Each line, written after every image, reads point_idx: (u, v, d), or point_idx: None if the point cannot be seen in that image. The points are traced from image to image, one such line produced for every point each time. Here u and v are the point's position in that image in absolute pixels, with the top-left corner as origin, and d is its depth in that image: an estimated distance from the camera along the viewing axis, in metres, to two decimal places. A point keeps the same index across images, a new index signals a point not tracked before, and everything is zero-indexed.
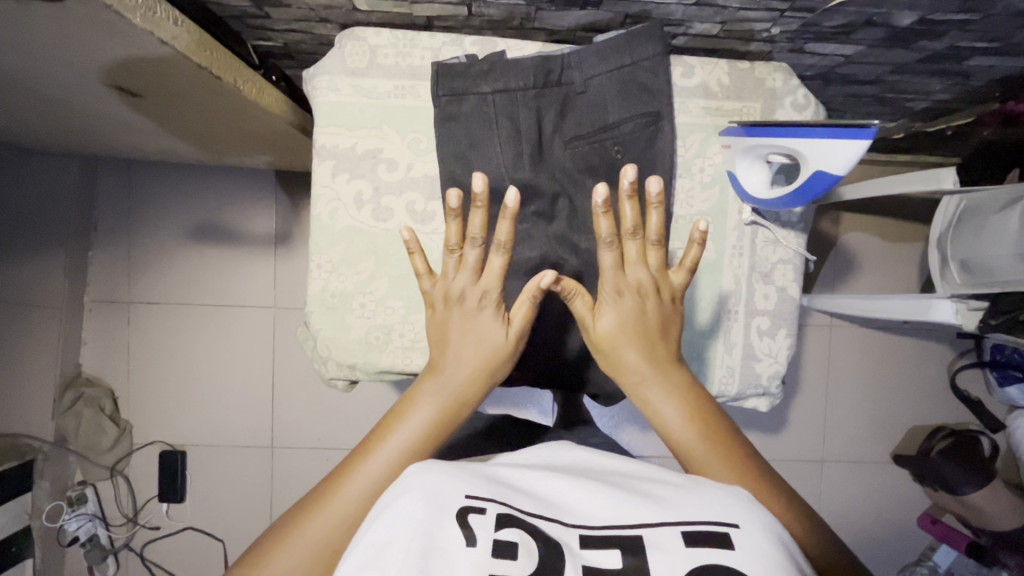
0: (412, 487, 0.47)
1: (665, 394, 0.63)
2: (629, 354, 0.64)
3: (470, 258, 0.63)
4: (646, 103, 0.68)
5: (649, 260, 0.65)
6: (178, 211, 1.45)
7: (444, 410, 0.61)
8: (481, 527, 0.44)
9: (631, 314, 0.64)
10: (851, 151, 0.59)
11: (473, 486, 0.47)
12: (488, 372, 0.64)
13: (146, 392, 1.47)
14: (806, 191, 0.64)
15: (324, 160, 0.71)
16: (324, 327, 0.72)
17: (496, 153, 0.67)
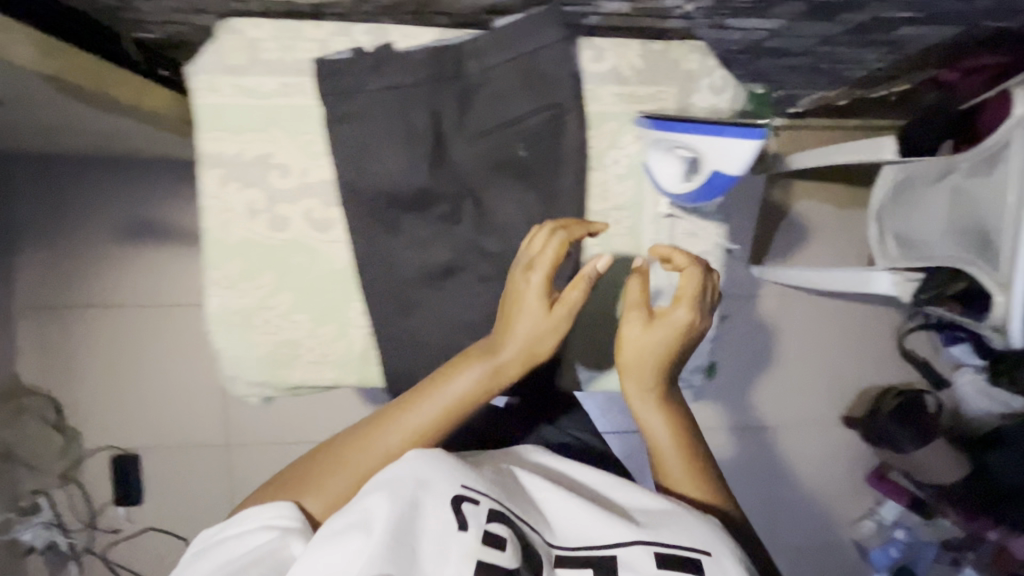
0: (416, 467, 0.46)
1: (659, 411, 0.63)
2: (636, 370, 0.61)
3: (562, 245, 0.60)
4: (550, 94, 0.63)
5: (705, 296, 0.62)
6: (103, 209, 1.37)
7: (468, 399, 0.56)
8: (473, 516, 0.44)
9: (668, 339, 0.60)
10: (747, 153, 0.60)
11: (471, 478, 0.47)
12: (538, 350, 0.59)
13: (89, 398, 1.42)
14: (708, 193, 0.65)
15: (210, 168, 0.66)
16: (227, 345, 0.69)
17: (389, 157, 0.63)
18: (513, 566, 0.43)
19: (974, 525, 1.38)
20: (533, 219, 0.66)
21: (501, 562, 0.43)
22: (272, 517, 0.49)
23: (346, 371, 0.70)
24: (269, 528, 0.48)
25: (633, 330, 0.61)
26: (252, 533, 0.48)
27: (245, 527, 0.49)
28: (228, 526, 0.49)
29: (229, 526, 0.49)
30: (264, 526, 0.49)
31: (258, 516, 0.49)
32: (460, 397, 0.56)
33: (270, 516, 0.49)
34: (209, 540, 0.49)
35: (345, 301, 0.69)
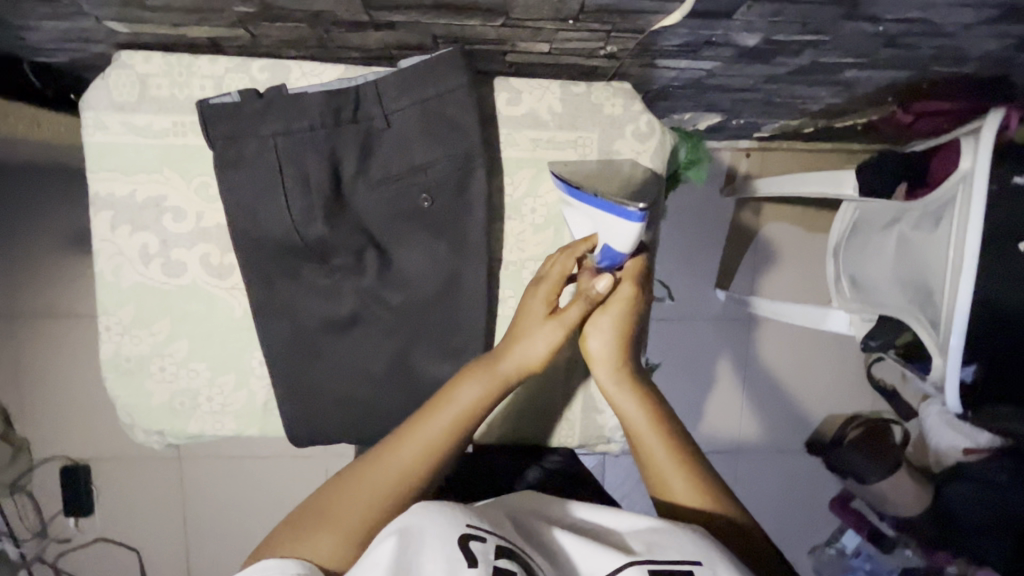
0: (421, 507, 0.45)
1: (632, 397, 0.61)
2: (604, 360, 0.63)
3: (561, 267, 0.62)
4: (455, 142, 0.59)
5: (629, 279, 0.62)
6: (49, 218, 1.34)
7: (474, 409, 0.56)
8: (481, 553, 0.42)
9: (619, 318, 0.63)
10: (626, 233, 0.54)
11: (472, 517, 0.46)
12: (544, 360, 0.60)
13: (40, 408, 1.40)
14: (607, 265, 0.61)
15: (100, 210, 0.62)
16: (122, 393, 0.66)
17: (281, 206, 0.59)
18: None
19: (934, 557, 1.34)
20: (441, 272, 0.63)
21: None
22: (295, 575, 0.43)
23: (247, 422, 0.67)
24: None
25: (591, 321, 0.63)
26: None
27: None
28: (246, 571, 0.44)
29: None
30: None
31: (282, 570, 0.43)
32: (467, 406, 0.56)
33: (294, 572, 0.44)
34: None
35: (245, 350, 0.65)
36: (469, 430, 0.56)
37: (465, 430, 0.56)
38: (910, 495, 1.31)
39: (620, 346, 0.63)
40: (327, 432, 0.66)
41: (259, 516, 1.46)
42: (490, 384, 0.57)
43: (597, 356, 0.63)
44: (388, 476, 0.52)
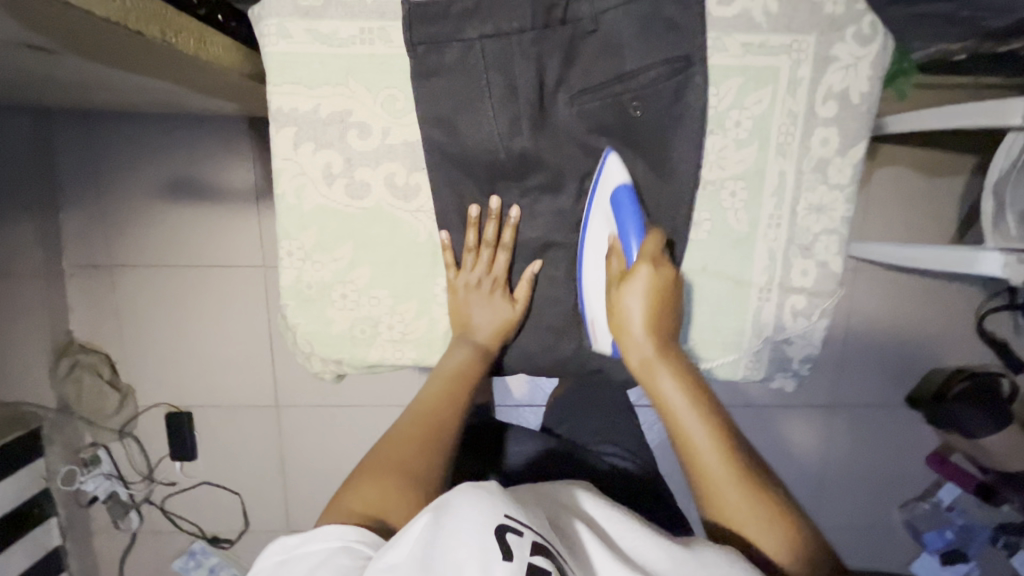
0: (460, 498, 0.43)
1: (670, 377, 0.56)
2: (640, 343, 0.57)
3: (498, 260, 0.62)
4: (671, 45, 0.54)
5: (651, 251, 0.56)
6: (147, 166, 1.34)
7: (465, 371, 0.61)
8: (518, 547, 0.39)
9: (649, 292, 0.56)
10: (616, 167, 0.57)
11: (512, 505, 0.43)
12: (503, 335, 0.63)
13: (142, 355, 1.43)
14: (629, 242, 0.57)
15: (283, 127, 0.59)
16: (303, 320, 0.64)
17: (487, 118, 0.56)
18: None
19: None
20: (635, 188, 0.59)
21: None
22: (354, 538, 0.44)
23: (427, 351, 0.65)
24: (358, 551, 0.42)
25: (621, 297, 0.57)
26: (334, 552, 0.42)
27: (327, 544, 0.43)
28: (307, 543, 0.44)
29: (303, 543, 0.44)
30: (351, 548, 0.43)
31: (340, 535, 0.44)
32: (458, 365, 0.61)
33: (353, 537, 0.44)
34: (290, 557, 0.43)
35: (429, 276, 0.63)
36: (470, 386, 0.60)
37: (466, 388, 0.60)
38: (1020, 446, 1.24)
39: (654, 325, 0.57)
40: (516, 353, 0.66)
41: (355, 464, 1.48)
42: (476, 354, 0.62)
43: (635, 338, 0.57)
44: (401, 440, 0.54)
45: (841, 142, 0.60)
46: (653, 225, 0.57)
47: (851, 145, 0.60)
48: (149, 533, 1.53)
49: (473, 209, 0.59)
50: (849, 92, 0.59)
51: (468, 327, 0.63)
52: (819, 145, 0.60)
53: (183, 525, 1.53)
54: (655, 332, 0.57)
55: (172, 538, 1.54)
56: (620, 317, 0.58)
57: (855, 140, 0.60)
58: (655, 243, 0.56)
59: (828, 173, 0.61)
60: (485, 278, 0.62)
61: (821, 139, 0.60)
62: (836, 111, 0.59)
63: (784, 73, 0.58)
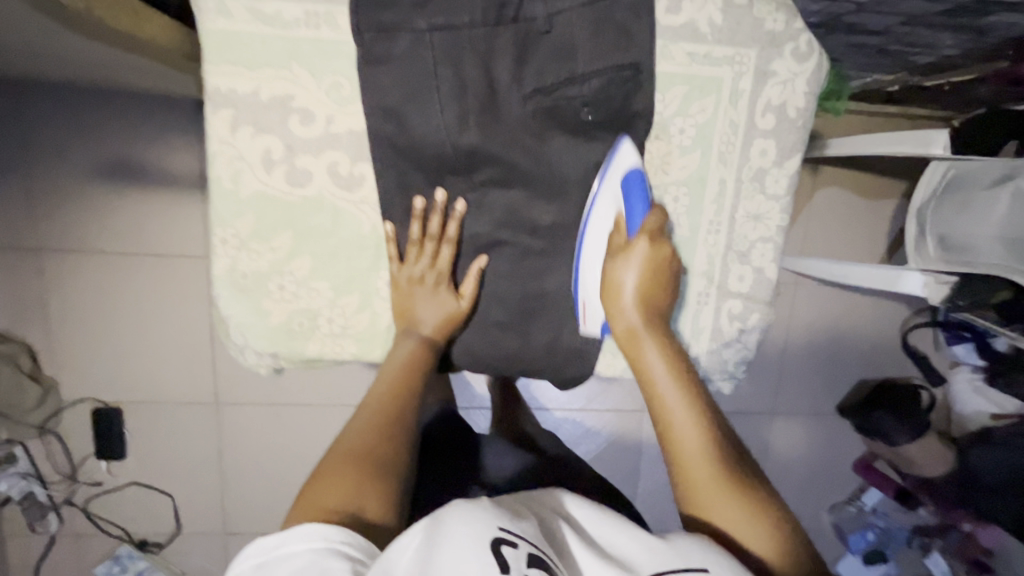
0: (455, 517, 0.44)
1: (655, 350, 0.57)
2: (629, 315, 0.58)
3: (442, 255, 0.61)
4: (619, 52, 0.56)
5: (652, 226, 0.58)
6: (86, 145, 1.27)
7: (409, 365, 0.60)
8: (514, 560, 0.40)
9: (644, 269, 0.57)
10: (628, 152, 0.58)
11: (506, 520, 0.44)
12: (447, 328, 0.63)
13: (68, 346, 1.34)
14: (634, 215, 0.58)
15: (220, 108, 0.57)
16: (236, 311, 0.61)
17: (435, 111, 0.56)
18: None
19: (951, 515, 1.34)
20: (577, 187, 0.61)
21: None
22: (339, 540, 0.43)
23: (369, 346, 0.64)
24: (341, 555, 0.42)
25: (616, 268, 0.58)
26: (316, 556, 0.42)
27: (311, 545, 0.43)
28: (290, 542, 0.44)
29: (285, 544, 0.44)
30: (335, 552, 0.42)
31: (321, 535, 0.43)
32: (406, 357, 0.61)
33: (336, 539, 0.44)
34: (275, 556, 0.44)
35: (372, 269, 0.63)
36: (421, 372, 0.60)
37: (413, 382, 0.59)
38: (936, 453, 1.31)
39: (644, 303, 0.58)
40: (461, 349, 0.66)
41: (297, 464, 1.44)
42: (419, 348, 0.61)
43: (623, 312, 0.58)
44: (358, 434, 0.53)
45: (778, 154, 0.63)
46: (658, 203, 0.58)
47: (787, 158, 0.64)
48: (69, 536, 1.44)
49: (417, 201, 0.59)
50: (786, 106, 0.62)
51: (412, 323, 0.62)
52: (757, 155, 0.63)
53: (107, 528, 1.44)
54: (643, 305, 0.58)
55: (95, 542, 1.44)
56: (614, 292, 0.58)
57: (791, 153, 0.64)
58: (659, 218, 0.58)
59: (765, 182, 0.64)
60: (429, 272, 0.61)
61: (759, 149, 0.63)
62: (773, 123, 0.63)
63: (727, 83, 0.61)
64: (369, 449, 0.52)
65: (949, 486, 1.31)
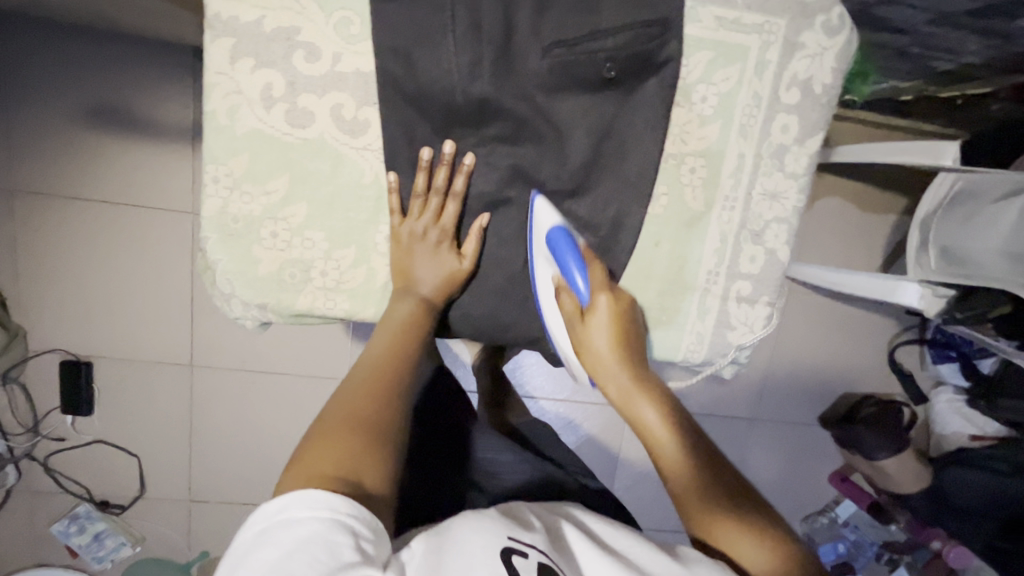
0: (464, 525, 0.44)
1: (648, 403, 0.57)
2: (609, 363, 0.58)
3: (446, 211, 0.59)
4: (647, 11, 0.54)
5: (600, 279, 0.57)
6: (72, 85, 1.22)
7: (405, 327, 0.57)
8: (525, 568, 0.40)
9: (613, 321, 0.57)
10: (544, 210, 0.57)
11: (516, 530, 0.44)
12: (448, 291, 0.60)
13: (40, 295, 1.28)
14: (573, 279, 0.56)
15: (218, 36, 0.53)
16: (224, 257, 0.57)
17: (450, 55, 0.53)
18: None
19: (921, 532, 1.36)
20: (588, 150, 0.58)
21: None
22: (343, 512, 0.41)
23: (362, 304, 0.61)
24: (347, 530, 0.40)
25: (585, 331, 0.58)
26: (320, 527, 0.40)
27: (314, 514, 0.40)
28: (292, 507, 0.41)
29: (285, 509, 0.41)
30: (340, 526, 0.40)
31: (327, 504, 0.41)
32: (403, 319, 0.58)
33: (342, 511, 0.41)
34: (275, 521, 0.41)
35: (372, 223, 0.59)
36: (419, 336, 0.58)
37: (410, 343, 0.57)
38: (910, 468, 1.31)
39: (620, 352, 0.58)
40: (458, 314, 0.63)
41: (270, 434, 1.40)
42: (419, 308, 0.59)
43: (602, 354, 0.57)
44: (354, 396, 0.51)
45: (800, 132, 0.62)
46: (582, 240, 0.57)
47: (808, 136, 0.62)
48: (28, 491, 1.38)
49: (424, 151, 0.56)
50: (813, 81, 0.61)
51: (410, 283, 0.59)
52: (779, 131, 0.62)
53: (68, 486, 1.38)
54: (621, 354, 0.58)
55: (55, 499, 1.39)
56: (588, 357, 0.58)
57: (813, 131, 0.62)
58: (601, 273, 0.57)
59: (785, 160, 0.63)
60: (432, 228, 0.59)
61: (782, 125, 0.62)
62: (798, 98, 0.61)
63: (754, 53, 0.59)
64: (367, 413, 0.50)
65: (920, 502, 1.31)
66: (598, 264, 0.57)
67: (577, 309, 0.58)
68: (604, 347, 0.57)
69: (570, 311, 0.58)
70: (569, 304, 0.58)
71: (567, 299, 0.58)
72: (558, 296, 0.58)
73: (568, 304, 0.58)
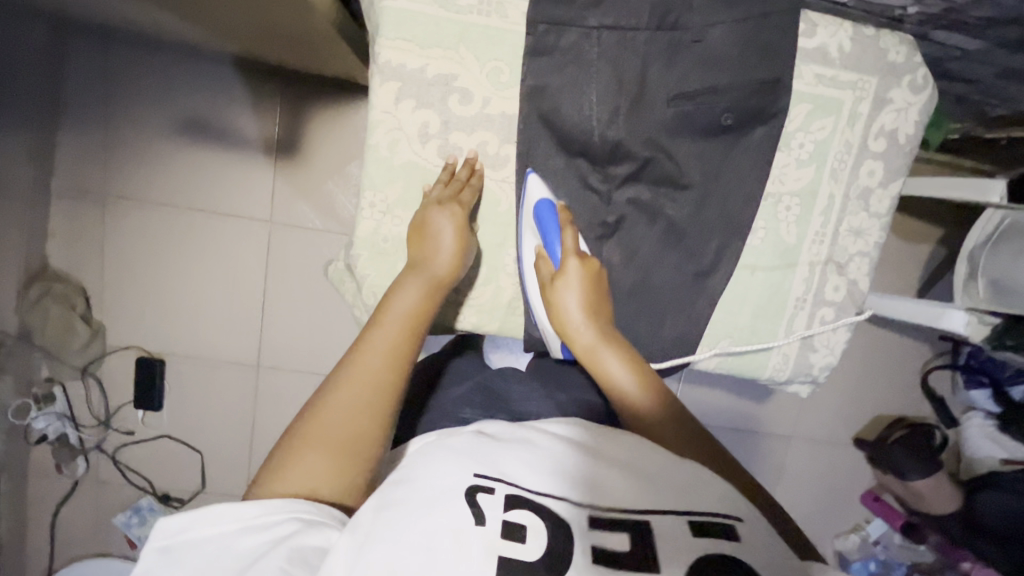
0: (425, 474, 0.44)
1: (614, 358, 0.59)
2: (583, 334, 0.60)
3: (467, 194, 0.63)
4: (762, 69, 0.62)
5: (570, 243, 0.62)
6: (166, 99, 1.31)
7: (416, 312, 0.58)
8: (491, 506, 0.42)
9: (585, 286, 0.61)
10: (536, 185, 0.63)
11: (481, 463, 0.45)
12: (455, 269, 0.61)
13: (121, 293, 1.36)
14: (552, 243, 0.63)
15: (386, 80, 0.60)
16: (371, 272, 0.65)
17: (589, 103, 0.61)
18: (537, 559, 0.40)
19: (950, 553, 1.39)
20: (699, 186, 0.65)
21: (520, 554, 0.40)
22: (251, 515, 0.44)
23: (487, 317, 0.69)
24: (251, 531, 0.44)
25: (557, 294, 0.61)
26: (226, 538, 0.43)
27: (219, 526, 0.44)
28: (196, 526, 0.44)
29: (186, 529, 0.44)
30: (250, 527, 0.44)
31: (236, 517, 0.44)
32: (414, 306, 0.58)
33: (250, 516, 0.44)
34: (178, 541, 0.44)
35: (501, 245, 0.67)
36: (423, 330, 0.58)
37: (418, 325, 0.58)
38: (946, 490, 1.32)
39: (594, 319, 0.61)
40: None
41: None
42: (431, 287, 0.59)
43: (576, 326, 0.61)
44: (354, 395, 0.52)
45: (884, 176, 0.69)
46: (562, 203, 0.63)
47: (891, 180, 0.69)
48: (94, 484, 1.42)
49: (451, 156, 0.63)
50: (898, 132, 0.68)
51: (426, 256, 0.61)
52: (866, 175, 0.69)
53: (132, 479, 1.43)
54: (593, 319, 0.61)
55: (117, 493, 1.43)
56: (572, 332, 0.61)
57: (895, 175, 0.69)
58: (572, 238, 0.62)
59: (869, 201, 0.69)
60: (449, 200, 0.62)
61: (868, 169, 0.69)
62: (884, 147, 0.68)
63: (848, 107, 0.66)
64: (362, 422, 0.51)
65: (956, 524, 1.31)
66: (570, 227, 0.63)
67: (552, 274, 0.63)
68: (576, 308, 0.61)
69: (548, 276, 0.63)
70: (546, 267, 0.63)
71: (545, 266, 0.63)
72: (540, 265, 0.64)
73: (546, 267, 0.63)
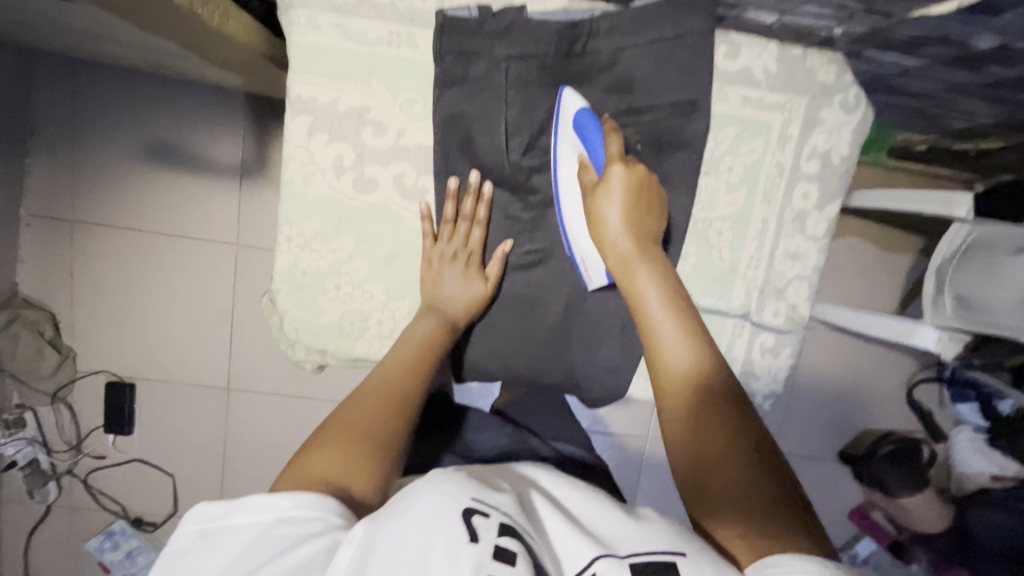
0: (426, 489, 0.41)
1: (647, 277, 0.57)
2: (621, 245, 0.58)
3: (472, 233, 0.65)
4: (679, 93, 0.61)
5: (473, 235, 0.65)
6: (132, 126, 1.32)
7: (430, 340, 0.61)
8: (485, 529, 0.38)
9: (630, 206, 0.58)
10: (574, 97, 0.59)
11: (481, 489, 0.42)
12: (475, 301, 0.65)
13: (91, 318, 1.36)
14: (597, 151, 0.60)
15: (299, 115, 0.62)
16: (292, 307, 0.65)
17: (500, 135, 0.62)
18: None
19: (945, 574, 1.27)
20: None
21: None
22: (285, 507, 0.43)
23: None
24: (284, 521, 0.42)
25: (601, 203, 0.58)
26: (259, 531, 0.42)
27: (257, 518, 0.43)
28: (237, 515, 0.43)
29: (229, 515, 0.44)
30: (281, 518, 0.42)
31: (272, 507, 0.43)
32: (425, 336, 0.61)
33: (285, 508, 0.43)
34: (218, 526, 0.44)
35: None
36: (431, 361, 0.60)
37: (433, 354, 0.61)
38: (932, 509, 1.26)
39: (636, 238, 0.58)
40: (498, 360, 0.68)
41: None
42: (443, 323, 0.63)
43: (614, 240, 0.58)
44: (372, 398, 0.54)
45: (820, 199, 0.67)
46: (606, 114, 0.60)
47: (827, 202, 0.67)
48: (66, 508, 1.42)
49: (452, 181, 0.63)
50: (831, 153, 0.66)
51: (438, 301, 0.64)
52: (801, 198, 0.66)
53: (104, 503, 1.42)
54: (633, 233, 0.58)
55: (90, 518, 1.43)
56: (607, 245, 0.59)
57: (831, 198, 0.67)
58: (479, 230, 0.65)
59: (805, 224, 0.67)
60: (460, 250, 0.65)
61: (803, 192, 0.67)
62: (818, 168, 0.66)
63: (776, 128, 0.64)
64: (377, 422, 0.52)
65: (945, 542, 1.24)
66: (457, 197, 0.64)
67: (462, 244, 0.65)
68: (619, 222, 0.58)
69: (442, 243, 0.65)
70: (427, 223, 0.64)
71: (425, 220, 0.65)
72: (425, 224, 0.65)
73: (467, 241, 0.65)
